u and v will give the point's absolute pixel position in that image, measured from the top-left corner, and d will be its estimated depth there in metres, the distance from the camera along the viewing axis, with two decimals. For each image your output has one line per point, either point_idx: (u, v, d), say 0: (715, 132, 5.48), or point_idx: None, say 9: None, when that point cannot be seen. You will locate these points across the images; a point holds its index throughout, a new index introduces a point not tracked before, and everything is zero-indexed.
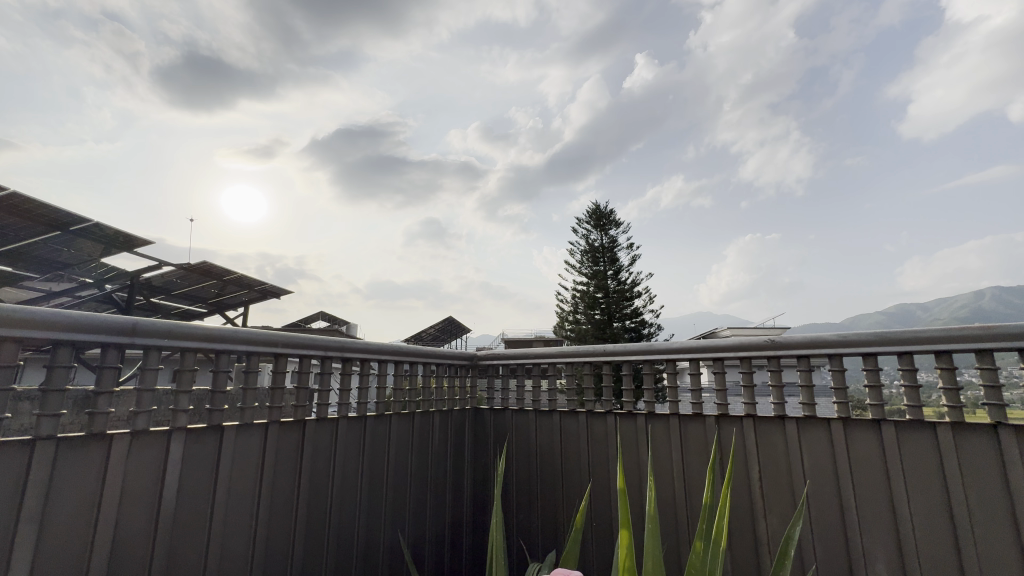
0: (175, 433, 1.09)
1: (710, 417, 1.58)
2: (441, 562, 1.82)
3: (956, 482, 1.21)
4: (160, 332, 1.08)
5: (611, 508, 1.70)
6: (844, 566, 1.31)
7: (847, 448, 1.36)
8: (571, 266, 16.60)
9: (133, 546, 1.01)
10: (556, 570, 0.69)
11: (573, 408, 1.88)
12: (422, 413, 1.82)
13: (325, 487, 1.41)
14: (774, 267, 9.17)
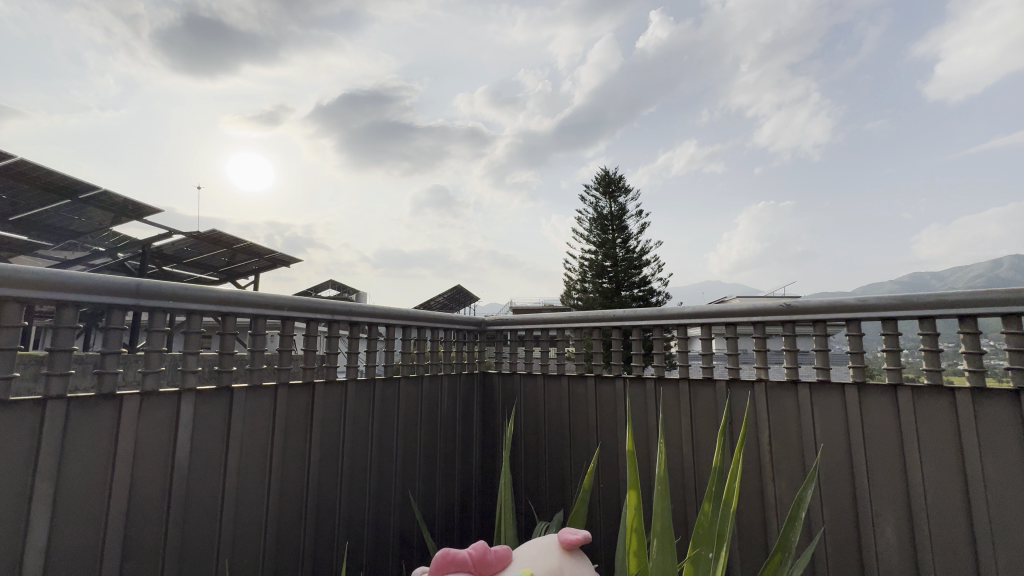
0: (185, 394, 1.10)
1: (720, 381, 1.56)
2: (451, 524, 1.86)
3: (973, 444, 1.18)
4: (165, 293, 1.06)
5: (620, 472, 1.72)
6: (851, 528, 1.32)
7: (860, 413, 1.34)
8: (579, 234, 16.40)
9: (149, 505, 1.03)
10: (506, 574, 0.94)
11: (582, 373, 1.88)
12: (430, 377, 1.83)
13: (337, 448, 1.43)
14: (786, 235, 9.02)
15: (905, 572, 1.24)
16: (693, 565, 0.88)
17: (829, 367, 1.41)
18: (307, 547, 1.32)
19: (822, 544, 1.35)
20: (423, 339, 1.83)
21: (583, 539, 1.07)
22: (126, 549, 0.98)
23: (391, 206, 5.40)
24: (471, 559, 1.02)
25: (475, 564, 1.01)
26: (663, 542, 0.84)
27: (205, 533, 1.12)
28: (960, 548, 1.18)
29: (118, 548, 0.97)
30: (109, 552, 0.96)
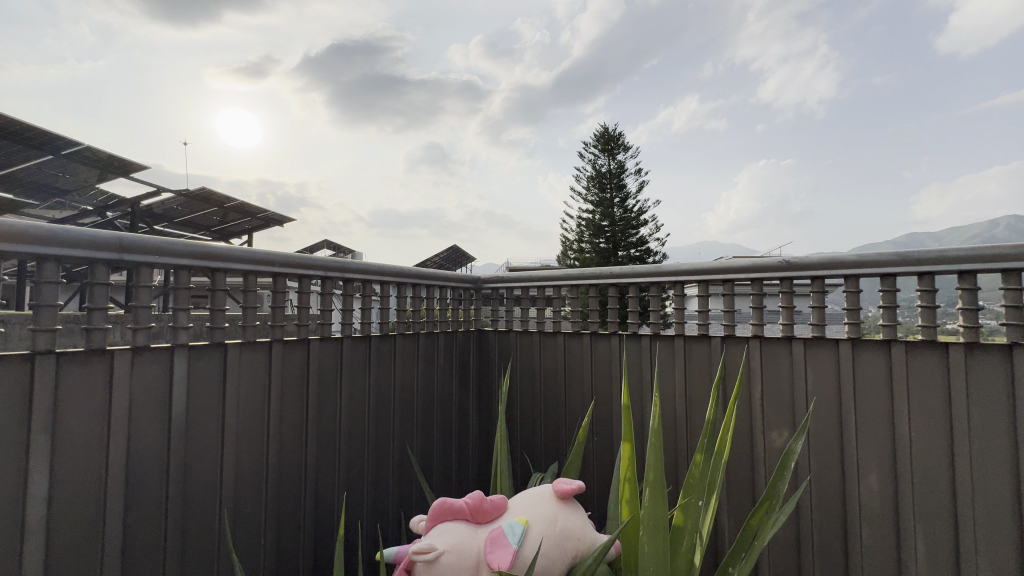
0: (178, 349, 1.09)
1: (716, 337, 1.57)
2: (450, 475, 1.91)
3: (962, 400, 1.20)
4: (151, 247, 1.03)
5: (613, 426, 1.75)
6: (837, 477, 1.36)
7: (853, 368, 1.35)
8: (577, 193, 16.15)
9: (149, 456, 1.04)
10: (490, 537, 1.00)
11: (578, 330, 1.88)
12: (426, 335, 1.83)
13: (335, 402, 1.45)
14: (785, 194, 8.93)
15: (886, 518, 1.29)
16: (683, 513, 0.97)
17: (824, 323, 1.40)
18: (308, 496, 1.35)
19: (807, 492, 1.40)
20: (419, 297, 1.82)
21: (577, 489, 1.09)
22: (129, 498, 1.00)
23: (385, 163, 5.27)
24: (467, 508, 1.04)
25: (471, 512, 1.04)
26: (656, 491, 0.91)
27: (207, 482, 1.14)
28: (940, 497, 1.22)
29: (121, 497, 0.99)
30: (112, 501, 0.98)
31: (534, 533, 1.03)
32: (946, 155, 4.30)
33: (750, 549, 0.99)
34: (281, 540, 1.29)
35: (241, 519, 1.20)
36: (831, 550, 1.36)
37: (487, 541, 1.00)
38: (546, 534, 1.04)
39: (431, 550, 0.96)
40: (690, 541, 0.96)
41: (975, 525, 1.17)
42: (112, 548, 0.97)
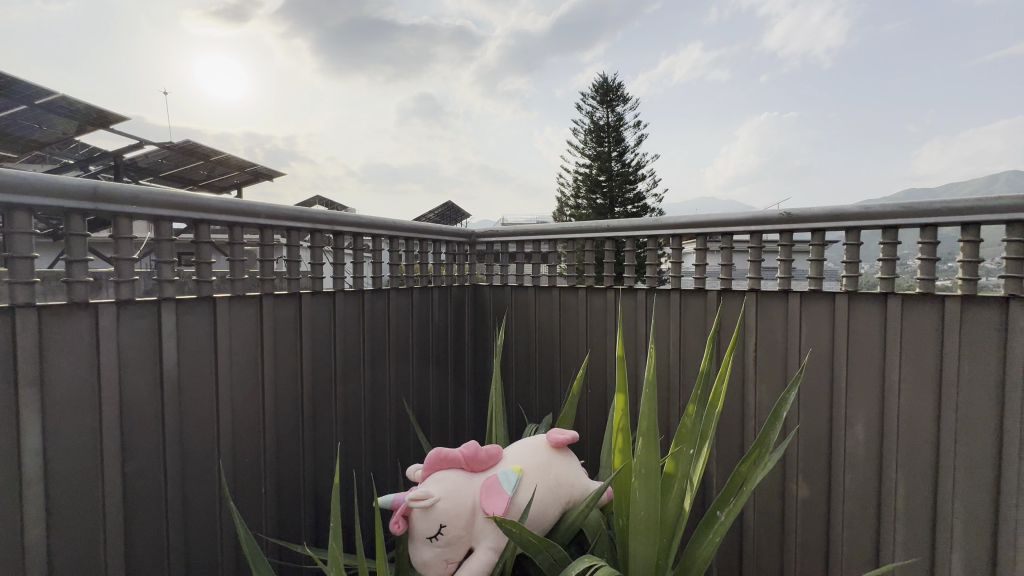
0: (165, 303, 1.07)
1: (712, 292, 1.55)
2: (446, 426, 1.95)
3: (954, 351, 1.20)
4: (128, 197, 0.98)
5: (607, 379, 1.77)
6: (825, 426, 1.39)
7: (848, 321, 1.35)
8: (574, 147, 15.73)
9: (142, 410, 1.03)
10: (486, 485, 1.02)
11: (573, 285, 1.86)
12: (420, 290, 1.81)
13: (329, 356, 1.44)
14: (787, 149, 8.73)
15: (869, 465, 1.33)
16: (674, 461, 0.99)
17: (822, 276, 1.39)
18: (307, 447, 1.38)
19: (795, 441, 1.43)
20: (412, 251, 1.79)
21: (570, 439, 1.12)
22: (126, 450, 1.01)
23: (375, 115, 5.07)
24: (463, 458, 1.05)
25: (466, 461, 1.05)
26: (648, 440, 0.93)
27: (205, 435, 1.15)
28: (923, 445, 1.25)
29: (117, 449, 0.99)
30: (110, 452, 0.98)
31: (528, 481, 1.05)
32: (955, 108, 4.15)
33: (738, 495, 1.02)
34: (282, 489, 1.32)
35: (241, 469, 1.22)
36: (815, 493, 1.41)
37: (482, 489, 1.02)
38: (539, 482, 1.07)
39: (428, 498, 0.97)
40: (681, 487, 0.98)
41: (955, 471, 1.20)
42: (113, 497, 0.98)
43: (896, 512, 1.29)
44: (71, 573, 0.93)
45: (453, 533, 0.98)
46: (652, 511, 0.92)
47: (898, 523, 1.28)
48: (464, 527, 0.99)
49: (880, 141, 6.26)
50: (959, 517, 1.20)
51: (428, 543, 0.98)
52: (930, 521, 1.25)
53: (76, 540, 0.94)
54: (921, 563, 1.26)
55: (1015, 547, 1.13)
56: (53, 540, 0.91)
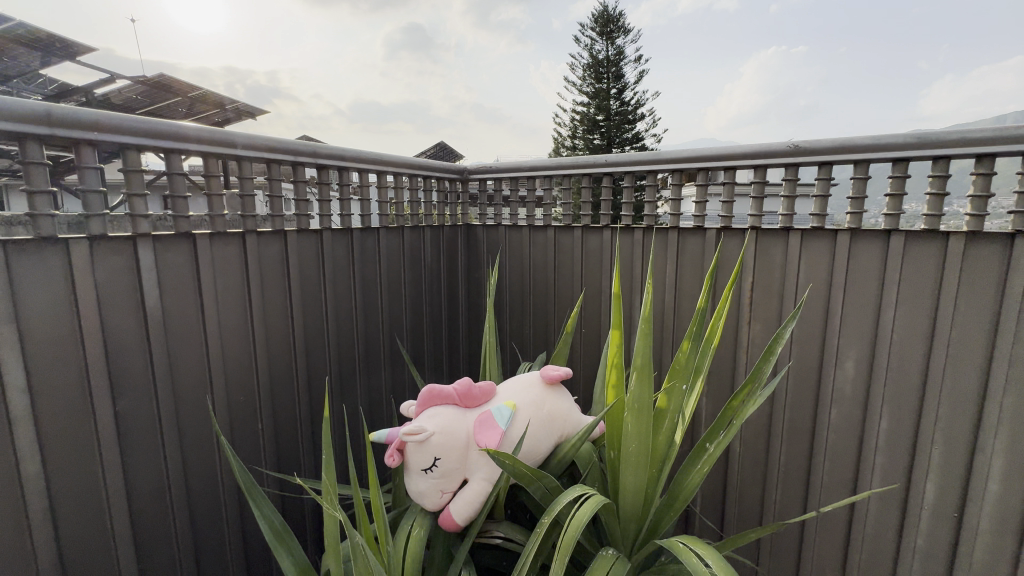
0: (141, 239, 1.01)
1: (711, 230, 1.51)
2: (441, 364, 1.97)
3: (951, 290, 1.18)
4: (86, 123, 0.90)
5: (602, 319, 1.76)
6: (815, 363, 1.41)
7: (848, 259, 1.32)
8: (571, 83, 14.96)
9: (127, 349, 1.01)
10: (480, 420, 1.03)
11: (569, 224, 1.81)
12: (411, 229, 1.76)
13: (318, 295, 1.42)
14: (793, 86, 8.32)
15: (856, 399, 1.35)
16: (667, 397, 0.99)
17: (826, 213, 1.34)
18: (301, 386, 1.38)
19: (785, 378, 1.46)
20: (401, 189, 1.72)
21: (564, 375, 1.12)
22: (115, 389, 1.00)
23: (359, 45, 4.73)
24: (456, 394, 1.05)
25: (459, 398, 1.05)
26: (642, 375, 0.93)
27: (195, 375, 1.13)
28: (911, 380, 1.27)
29: (106, 389, 0.98)
30: (98, 391, 0.97)
31: (521, 416, 1.06)
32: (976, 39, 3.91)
33: (728, 428, 1.03)
34: (279, 426, 1.34)
35: (237, 409, 1.22)
36: (800, 428, 1.45)
37: (475, 424, 1.03)
38: (532, 417, 1.07)
39: (422, 433, 0.97)
40: (672, 422, 0.99)
41: (938, 405, 1.23)
42: (107, 434, 0.99)
43: (878, 445, 1.33)
44: (72, 503, 0.95)
45: (447, 465, 1.00)
46: (644, 443, 0.94)
47: (878, 454, 1.33)
48: (458, 460, 1.01)
49: (892, 77, 5.96)
50: (938, 449, 1.24)
51: (423, 475, 1.00)
52: (909, 452, 1.29)
53: (73, 473, 0.95)
54: (896, 490, 1.32)
55: (988, 475, 1.18)
56: (51, 476, 0.92)
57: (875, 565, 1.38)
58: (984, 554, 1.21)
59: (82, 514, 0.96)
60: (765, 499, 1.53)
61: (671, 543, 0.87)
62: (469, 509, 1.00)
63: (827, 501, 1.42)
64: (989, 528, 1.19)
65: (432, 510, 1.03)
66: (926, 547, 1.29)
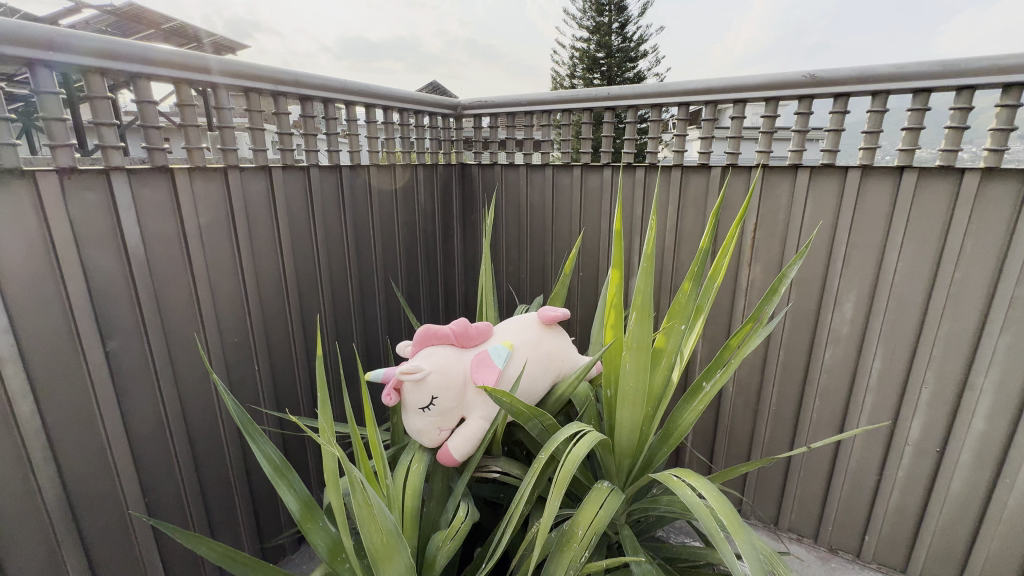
0: (114, 173, 0.95)
1: (717, 168, 1.45)
2: (437, 307, 1.96)
3: (960, 230, 1.15)
4: (41, 41, 0.81)
5: (600, 261, 1.73)
6: (814, 305, 1.40)
7: (856, 198, 1.27)
8: (571, 15, 14.02)
9: (111, 289, 0.98)
10: (477, 360, 1.02)
11: (568, 162, 1.73)
12: (404, 168, 1.68)
13: (308, 236, 1.37)
14: (806, 19, 7.82)
15: (852, 339, 1.36)
16: (665, 336, 0.98)
17: (837, 149, 1.28)
18: (296, 329, 1.37)
19: (782, 321, 1.45)
20: (391, 124, 1.63)
21: (561, 316, 1.12)
22: (103, 329, 0.97)
23: None
24: (452, 334, 1.04)
25: (456, 338, 1.04)
26: (642, 314, 0.91)
27: (186, 316, 1.11)
28: (907, 322, 1.27)
29: (94, 329, 0.96)
30: (86, 331, 0.94)
31: (518, 356, 1.06)
32: None
33: (724, 368, 1.03)
34: (275, 368, 1.34)
35: (231, 351, 1.21)
36: (793, 369, 1.47)
37: (471, 364, 1.03)
38: (529, 357, 1.07)
39: (419, 371, 0.97)
40: (669, 361, 0.99)
41: (933, 346, 1.24)
42: (100, 375, 0.97)
43: (869, 385, 1.35)
44: (71, 442, 0.95)
45: (445, 404, 1.00)
46: (642, 382, 0.94)
47: (868, 393, 1.36)
48: (456, 399, 1.01)
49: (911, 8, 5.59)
50: (928, 388, 1.27)
51: (421, 413, 1.00)
52: (899, 391, 1.32)
53: (69, 413, 0.94)
54: (882, 428, 1.36)
55: (973, 413, 1.22)
56: (47, 415, 0.91)
57: (854, 496, 1.45)
58: (960, 485, 1.27)
59: (84, 451, 0.97)
60: (754, 436, 1.57)
61: (664, 476, 0.88)
62: (467, 446, 1.01)
63: (815, 438, 1.47)
64: (968, 460, 1.25)
65: (431, 446, 1.04)
66: (906, 478, 1.35)
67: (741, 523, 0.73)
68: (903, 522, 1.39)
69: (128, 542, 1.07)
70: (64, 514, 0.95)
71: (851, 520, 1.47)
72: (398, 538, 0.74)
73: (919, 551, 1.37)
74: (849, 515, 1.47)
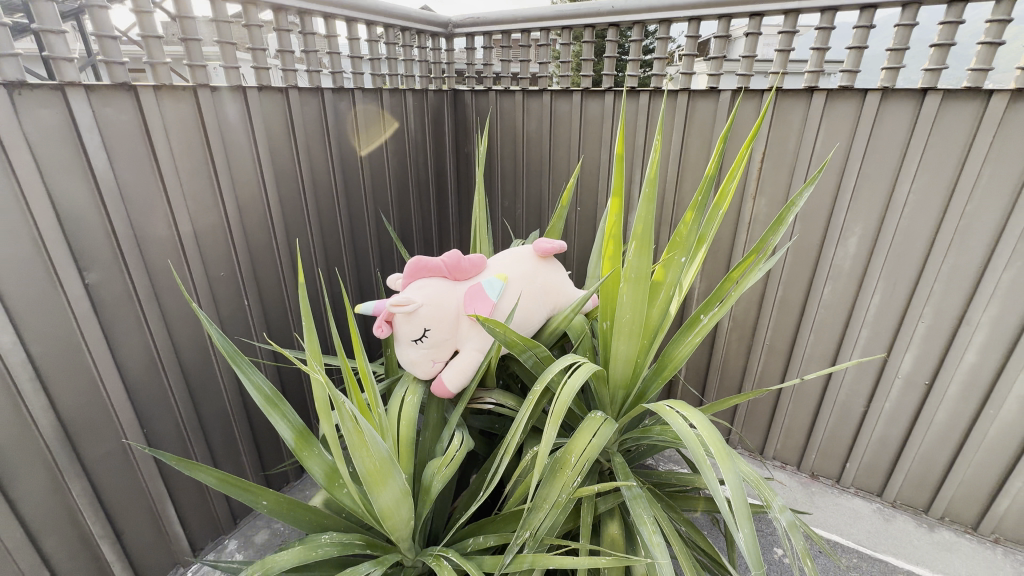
0: (70, 89, 0.87)
1: (726, 93, 1.35)
2: (431, 242, 1.91)
3: (979, 158, 1.10)
4: None
5: (598, 194, 1.67)
6: (817, 240, 1.36)
7: (872, 124, 1.20)
8: None
9: (83, 218, 0.93)
10: (470, 292, 0.99)
11: (567, 87, 1.62)
12: (391, 93, 1.57)
13: (292, 166, 1.30)
14: None
15: (853, 274, 1.33)
16: (664, 269, 0.95)
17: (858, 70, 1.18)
18: (284, 264, 1.34)
19: (783, 256, 1.41)
20: (376, 43, 1.51)
21: (557, 248, 1.08)
22: (79, 260, 0.93)
23: None
24: (444, 267, 1.01)
25: (448, 270, 1.01)
26: (642, 244, 0.87)
27: (166, 248, 1.07)
28: (911, 256, 1.24)
29: (69, 260, 0.92)
30: (61, 261, 0.90)
31: (513, 289, 1.03)
32: None
33: (723, 301, 1.00)
34: (265, 303, 1.32)
35: (217, 284, 1.18)
36: (790, 304, 1.45)
37: (464, 296, 1.00)
38: (523, 290, 1.05)
39: (410, 304, 0.95)
40: (668, 293, 0.96)
41: (935, 281, 1.22)
42: (81, 307, 0.95)
43: (865, 319, 1.35)
44: (60, 374, 0.94)
45: (438, 336, 0.99)
46: (638, 314, 0.92)
47: (864, 327, 1.35)
48: (449, 331, 1.00)
49: None
50: (924, 322, 1.27)
51: (413, 345, 0.99)
52: (896, 326, 1.31)
53: (53, 346, 0.92)
54: (875, 361, 1.37)
55: (967, 346, 1.23)
56: (31, 347, 0.89)
57: (840, 426, 1.49)
58: (945, 415, 1.31)
59: (75, 382, 0.97)
60: (746, 370, 1.59)
61: (657, 406, 0.88)
62: (461, 378, 1.01)
63: (807, 370, 1.48)
64: (956, 392, 1.27)
65: (425, 378, 1.04)
66: (892, 409, 1.38)
67: (729, 452, 0.73)
68: (884, 451, 1.43)
69: (131, 471, 1.09)
70: (63, 443, 0.96)
71: (834, 449, 1.52)
72: (391, 464, 0.75)
73: (897, 477, 1.43)
74: (833, 445, 1.52)
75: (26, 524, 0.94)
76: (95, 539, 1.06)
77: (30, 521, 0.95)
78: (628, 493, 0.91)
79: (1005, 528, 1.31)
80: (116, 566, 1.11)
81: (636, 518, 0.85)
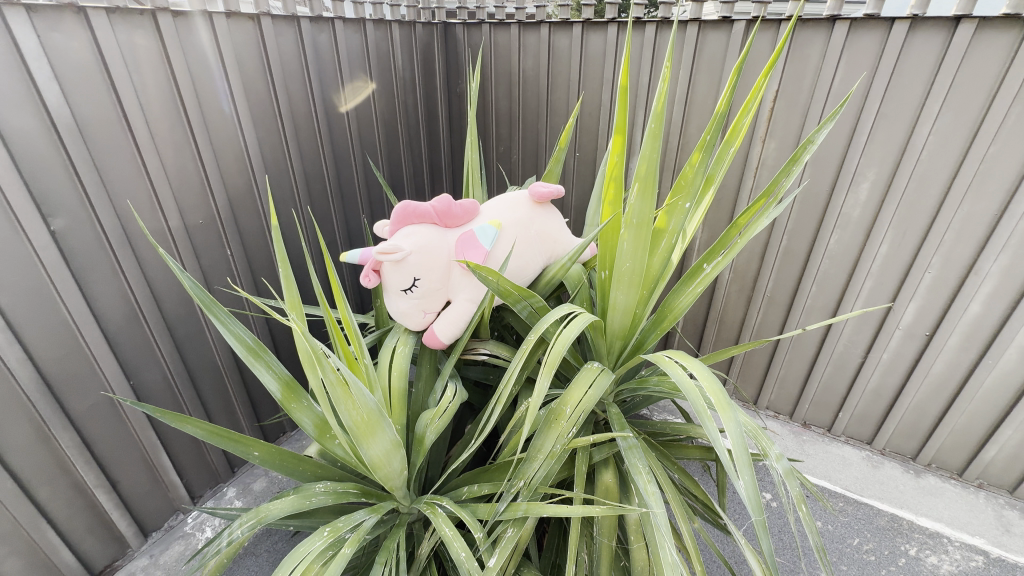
0: (7, 9, 0.78)
1: (740, 23, 1.24)
2: (423, 189, 1.84)
3: (1009, 95, 1.02)
4: None
5: (598, 138, 1.58)
6: (827, 186, 1.29)
7: (897, 58, 1.10)
8: None
9: (41, 160, 0.86)
10: (461, 239, 0.94)
11: (567, 17, 1.49)
12: (376, 24, 1.45)
13: (269, 104, 1.21)
14: None
15: (862, 222, 1.28)
16: (667, 215, 0.90)
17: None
18: (267, 211, 1.27)
19: (791, 204, 1.36)
20: None
21: (554, 193, 1.02)
22: (43, 206, 0.87)
23: None
24: (434, 213, 0.96)
25: (438, 217, 0.96)
26: (645, 187, 0.81)
27: (137, 194, 1.00)
28: (924, 203, 1.18)
29: (31, 206, 0.85)
30: (20, 207, 0.84)
31: (507, 237, 0.98)
32: None
33: (728, 250, 0.96)
34: (249, 252, 1.27)
35: (196, 232, 1.12)
36: (794, 255, 1.41)
37: (456, 244, 0.95)
38: (518, 238, 1.00)
39: (398, 252, 0.90)
40: (670, 241, 0.91)
41: (947, 229, 1.17)
42: (50, 256, 0.89)
43: (870, 270, 1.31)
44: (34, 326, 0.90)
45: (429, 285, 0.95)
46: (639, 262, 0.88)
47: (869, 278, 1.32)
48: (440, 280, 0.95)
49: None
50: (931, 273, 1.23)
51: (403, 296, 0.95)
52: (901, 276, 1.28)
53: (24, 297, 0.88)
54: (877, 313, 1.34)
55: (973, 297, 1.20)
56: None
57: (836, 376, 1.48)
58: (944, 366, 1.30)
59: (52, 335, 0.93)
60: (744, 321, 1.57)
61: (656, 356, 0.85)
62: (453, 328, 0.97)
63: (808, 322, 1.46)
64: (956, 343, 1.26)
65: (416, 329, 1.00)
66: (890, 360, 1.37)
67: (730, 400, 0.71)
68: (878, 401, 1.44)
69: (120, 424, 1.08)
70: (45, 396, 0.94)
71: (828, 399, 1.53)
72: (379, 416, 0.72)
73: (888, 426, 1.44)
74: (827, 395, 1.52)
75: (16, 475, 0.94)
76: (90, 489, 1.06)
77: (21, 472, 0.94)
78: (623, 443, 0.90)
79: (990, 473, 1.34)
80: (116, 514, 1.12)
81: (631, 468, 0.84)
